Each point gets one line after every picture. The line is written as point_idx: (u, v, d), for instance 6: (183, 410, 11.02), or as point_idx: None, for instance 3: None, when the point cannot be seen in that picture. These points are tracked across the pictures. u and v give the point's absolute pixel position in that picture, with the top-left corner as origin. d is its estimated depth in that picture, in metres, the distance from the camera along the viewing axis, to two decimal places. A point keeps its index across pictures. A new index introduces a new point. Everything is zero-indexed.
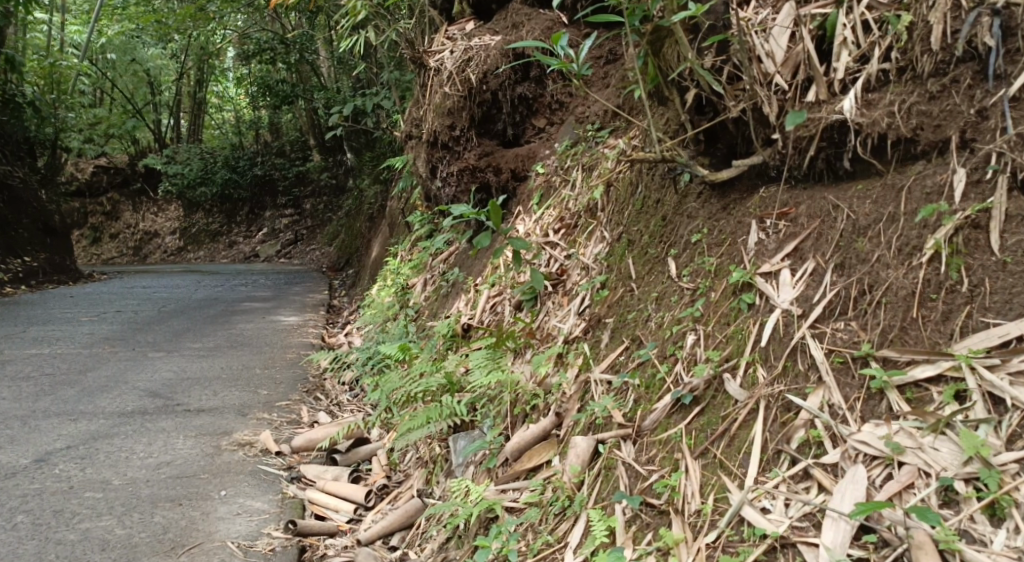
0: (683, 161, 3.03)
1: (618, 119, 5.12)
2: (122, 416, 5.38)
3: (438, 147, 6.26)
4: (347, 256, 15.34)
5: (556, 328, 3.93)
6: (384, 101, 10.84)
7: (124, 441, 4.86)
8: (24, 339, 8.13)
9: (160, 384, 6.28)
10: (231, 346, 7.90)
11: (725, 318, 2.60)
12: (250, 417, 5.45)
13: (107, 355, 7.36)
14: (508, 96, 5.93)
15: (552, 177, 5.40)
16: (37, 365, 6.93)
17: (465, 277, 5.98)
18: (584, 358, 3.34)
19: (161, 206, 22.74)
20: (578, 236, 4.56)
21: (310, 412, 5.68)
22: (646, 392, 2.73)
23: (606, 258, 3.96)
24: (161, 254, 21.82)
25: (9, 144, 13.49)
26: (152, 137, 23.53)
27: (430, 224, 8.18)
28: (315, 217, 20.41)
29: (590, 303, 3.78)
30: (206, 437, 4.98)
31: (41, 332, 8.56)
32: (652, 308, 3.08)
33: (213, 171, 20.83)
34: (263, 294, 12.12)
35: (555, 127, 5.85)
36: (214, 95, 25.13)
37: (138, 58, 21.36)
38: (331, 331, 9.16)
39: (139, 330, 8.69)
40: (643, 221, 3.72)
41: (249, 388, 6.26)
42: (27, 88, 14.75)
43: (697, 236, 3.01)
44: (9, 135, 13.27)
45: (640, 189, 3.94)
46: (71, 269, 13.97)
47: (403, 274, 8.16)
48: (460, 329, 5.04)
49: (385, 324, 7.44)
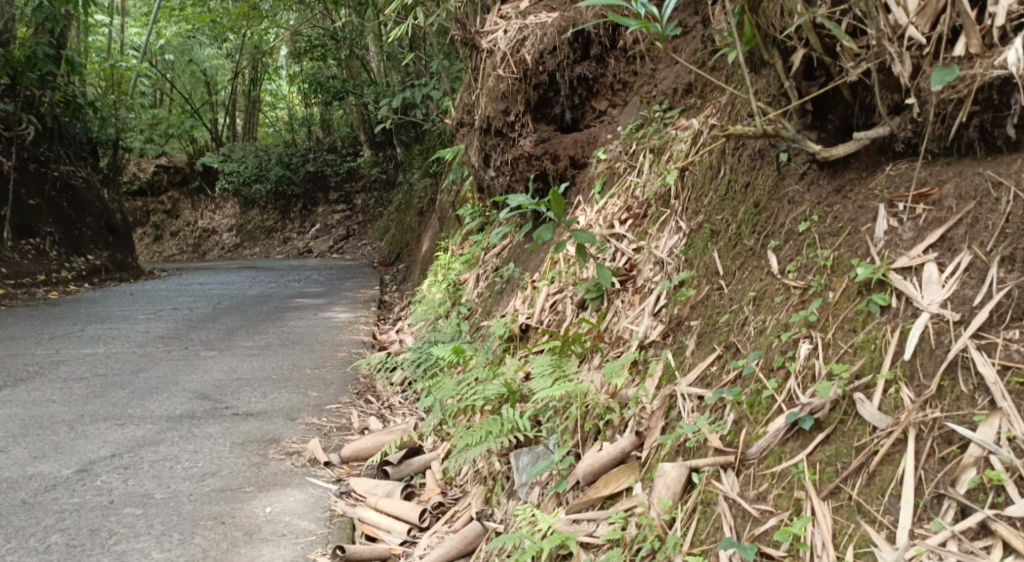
0: (789, 137, 2.56)
1: (689, 97, 4.66)
2: (170, 421, 5.05)
3: (492, 133, 5.82)
4: (398, 251, 15.01)
5: (630, 329, 3.46)
6: (437, 93, 10.49)
7: (170, 449, 4.51)
8: (79, 338, 7.91)
9: (210, 386, 5.96)
10: (283, 344, 7.58)
11: (850, 324, 2.14)
12: (298, 422, 5.10)
13: (159, 355, 7.08)
14: (566, 76, 5.46)
15: (615, 162, 4.94)
16: (90, 365, 6.67)
17: (522, 273, 5.55)
18: (665, 370, 2.89)
19: (217, 204, 22.64)
20: (648, 226, 4.10)
21: (361, 416, 5.31)
22: (749, 412, 2.27)
23: (683, 251, 3.49)
24: (219, 251, 21.79)
25: (72, 144, 13.39)
26: (209, 136, 23.55)
27: (484, 217, 7.77)
28: (367, 212, 20.16)
29: (668, 301, 3.31)
30: (252, 444, 4.63)
31: (98, 330, 8.33)
32: (749, 309, 2.61)
33: (268, 168, 20.69)
34: (316, 290, 11.84)
35: (616, 110, 5.35)
36: (268, 93, 25.14)
37: (194, 58, 21.30)
38: (382, 328, 8.81)
39: (193, 328, 8.43)
40: (730, 207, 3.24)
41: (298, 389, 5.91)
42: (89, 89, 14.67)
43: (805, 225, 2.55)
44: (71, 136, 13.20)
45: (721, 172, 3.47)
46: (132, 267, 13.84)
47: (456, 269, 7.77)
48: (517, 330, 4.61)
49: (438, 322, 7.05)
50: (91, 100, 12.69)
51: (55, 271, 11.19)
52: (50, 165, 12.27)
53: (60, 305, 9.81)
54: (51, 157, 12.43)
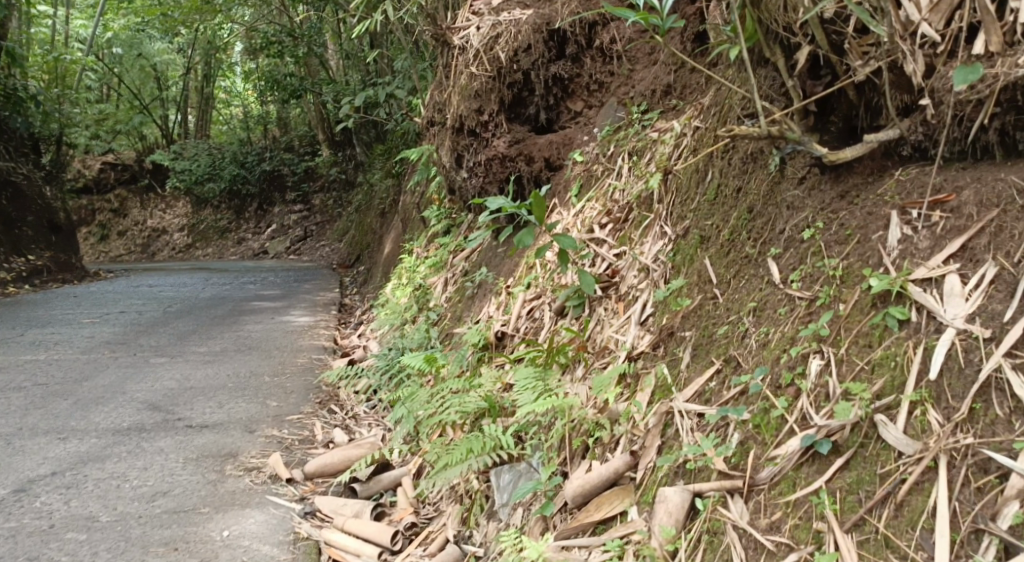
0: (794, 138, 2.41)
1: (669, 98, 4.59)
2: (116, 435, 4.80)
3: (465, 133, 5.64)
4: (358, 252, 14.76)
5: (615, 339, 3.34)
6: (400, 92, 10.30)
7: (117, 466, 4.27)
8: (19, 343, 7.58)
9: (160, 395, 5.70)
10: (239, 350, 7.33)
11: (866, 339, 2.01)
12: (257, 435, 4.87)
13: (106, 362, 6.78)
14: (541, 76, 5.32)
15: (592, 165, 4.83)
16: (31, 374, 6.35)
17: (494, 278, 5.40)
18: (657, 384, 2.77)
19: (168, 203, 22.20)
20: (629, 231, 3.99)
21: (324, 428, 5.10)
22: (757, 433, 2.12)
23: (670, 257, 3.41)
24: (170, 251, 21.29)
25: (12, 140, 12.90)
26: (159, 133, 23.00)
27: (450, 219, 7.62)
28: (326, 212, 19.85)
29: (655, 311, 3.22)
30: (206, 460, 4.40)
31: (39, 336, 7.99)
32: (749, 321, 2.49)
33: (221, 166, 20.41)
34: (273, 292, 11.56)
35: (593, 111, 5.21)
36: (222, 90, 24.69)
37: (145, 52, 20.84)
38: (343, 332, 8.58)
39: (143, 333, 8.14)
40: (720, 213, 3.12)
41: (257, 399, 5.68)
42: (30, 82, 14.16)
43: (809, 232, 2.40)
44: (10, 131, 12.72)
45: (710, 177, 3.35)
46: (76, 267, 13.41)
47: (421, 273, 7.58)
48: (492, 338, 4.44)
49: (403, 328, 6.86)
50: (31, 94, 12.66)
51: None
52: None
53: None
54: None
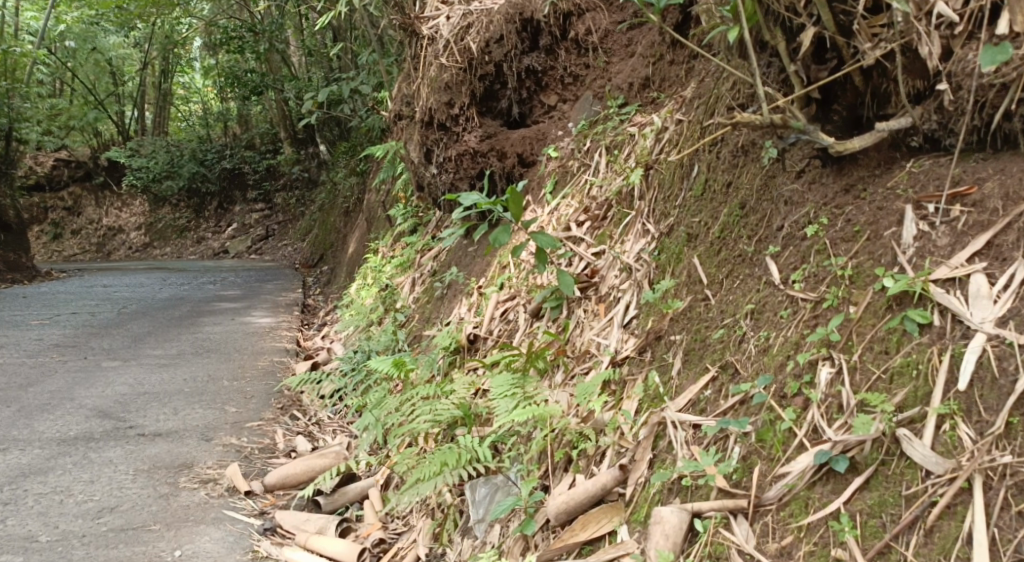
0: (800, 126, 2.26)
1: (648, 92, 4.47)
2: (61, 445, 4.52)
3: (435, 127, 5.41)
4: (322, 252, 14.47)
5: (597, 343, 3.21)
6: (365, 87, 10.08)
7: (59, 480, 4.01)
8: None
9: (111, 402, 5.42)
10: (197, 353, 7.06)
11: (883, 345, 1.95)
12: (214, 443, 4.62)
13: (54, 367, 6.47)
14: (513, 68, 5.14)
15: (568, 161, 4.70)
16: None
17: (465, 278, 5.23)
18: (644, 392, 2.63)
19: (124, 201, 21.68)
20: (609, 229, 3.85)
21: (286, 435, 4.87)
22: (762, 448, 2.02)
23: (655, 256, 3.29)
24: (126, 251, 20.81)
25: None
26: (116, 129, 22.45)
27: (417, 218, 7.42)
28: (288, 211, 19.50)
29: (640, 313, 3.12)
30: (159, 471, 4.15)
31: None
32: (747, 324, 2.32)
33: (180, 163, 19.90)
34: (233, 293, 11.26)
35: (567, 105, 5.05)
36: (180, 86, 24.17)
37: (99, 46, 20.31)
38: (306, 333, 8.34)
39: (95, 335, 7.82)
40: (709, 209, 2.96)
41: (215, 404, 5.42)
42: None
43: (812, 228, 2.27)
44: None
45: (698, 174, 3.20)
46: (26, 267, 12.97)
47: (386, 273, 7.37)
48: (464, 341, 4.28)
49: (369, 329, 6.65)
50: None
51: None
52: None
53: None
54: None
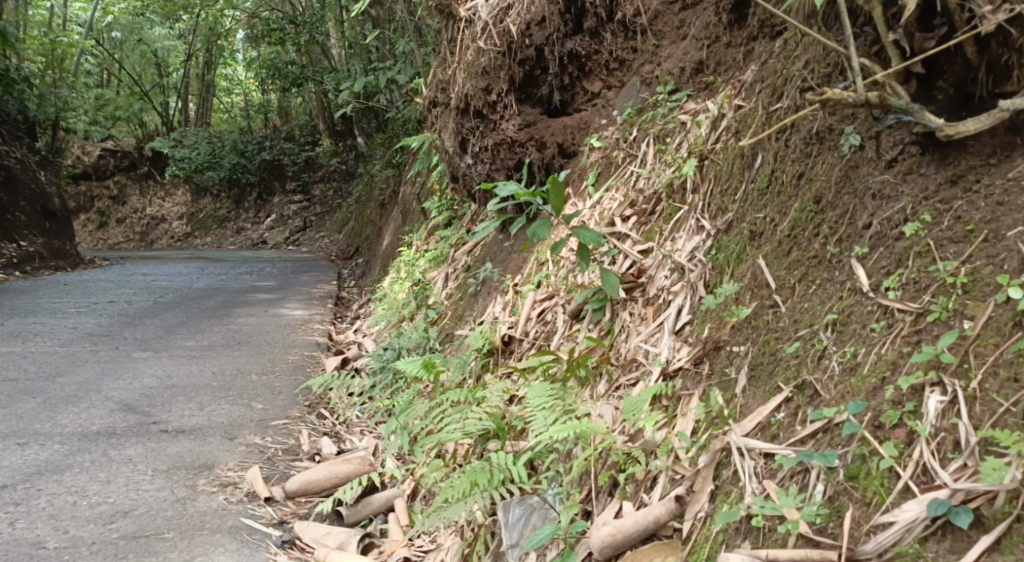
0: (900, 106, 2.07)
1: (699, 78, 4.16)
2: (82, 441, 4.29)
3: (471, 114, 5.12)
4: (357, 244, 14.23)
5: (645, 350, 2.91)
6: (402, 77, 9.83)
7: (75, 479, 3.77)
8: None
9: (137, 395, 5.20)
10: (228, 345, 6.83)
11: (1012, 372, 1.67)
12: (237, 443, 4.37)
13: (85, 357, 6.26)
14: (555, 52, 4.84)
15: (613, 151, 4.40)
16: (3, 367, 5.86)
17: (500, 275, 4.94)
18: (705, 413, 2.27)
19: (167, 190, 21.57)
20: (657, 224, 3.54)
21: (311, 436, 4.60)
22: (861, 493, 1.71)
23: (712, 255, 2.97)
24: (168, 240, 20.70)
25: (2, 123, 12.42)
26: (159, 120, 22.42)
27: (452, 211, 7.19)
28: (325, 203, 19.32)
29: (693, 318, 2.83)
30: (179, 472, 3.89)
31: (21, 325, 7.52)
32: (827, 338, 2.01)
33: (221, 154, 19.86)
34: (268, 284, 11.04)
35: (612, 92, 4.73)
36: (223, 78, 24.14)
37: (144, 37, 20.46)
38: (338, 327, 8.09)
39: (128, 325, 7.63)
40: (776, 203, 2.65)
41: (241, 400, 5.17)
42: (26, 64, 13.67)
43: (912, 227, 2.01)
44: None
45: (762, 164, 2.86)
46: (69, 255, 12.88)
47: (420, 267, 7.10)
48: (498, 343, 4.00)
49: (400, 326, 6.38)
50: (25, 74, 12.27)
51: None
52: None
53: None
54: None
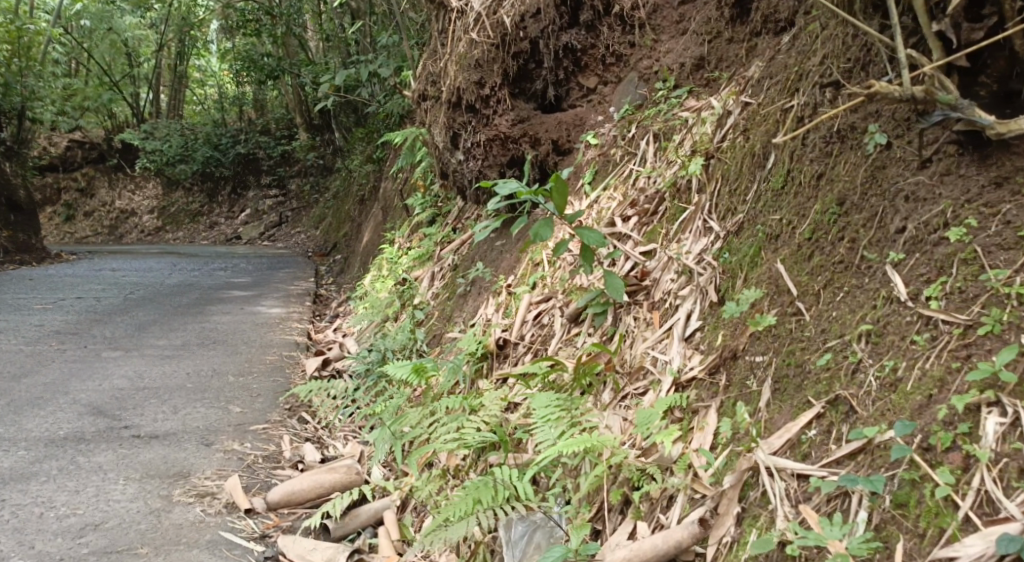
0: (951, 100, 2.04)
1: (700, 73, 4.02)
2: (49, 447, 4.10)
3: (462, 109, 4.98)
4: (335, 240, 14.01)
5: (652, 357, 2.79)
6: (382, 70, 9.64)
7: (41, 489, 3.58)
8: None
9: (107, 397, 5.00)
10: (203, 344, 6.63)
11: None
12: (215, 449, 4.20)
13: (52, 356, 6.05)
14: (551, 45, 4.69)
15: (610, 149, 4.28)
16: None
17: (491, 276, 4.81)
18: (732, 430, 2.15)
19: (138, 183, 21.21)
20: (659, 226, 3.43)
21: (295, 442, 4.44)
22: (913, 523, 1.70)
23: (724, 259, 2.83)
24: (139, 234, 20.34)
25: None
26: (130, 112, 22.00)
27: (436, 208, 7.08)
28: (302, 198, 19.05)
29: (704, 326, 2.72)
30: (152, 481, 3.72)
31: None
32: (861, 349, 1.99)
33: (194, 148, 19.53)
34: (244, 280, 10.82)
35: (609, 88, 4.60)
36: (196, 70, 23.75)
37: (115, 26, 20.20)
38: (318, 325, 7.92)
39: (98, 323, 7.41)
40: (793, 204, 2.51)
41: (218, 403, 5.00)
42: None
43: (958, 232, 1.98)
44: None
45: (777, 162, 2.72)
46: (37, 249, 12.58)
47: (403, 265, 6.93)
48: (493, 346, 3.87)
49: (384, 326, 6.23)
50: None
51: None
52: None
53: None
54: None
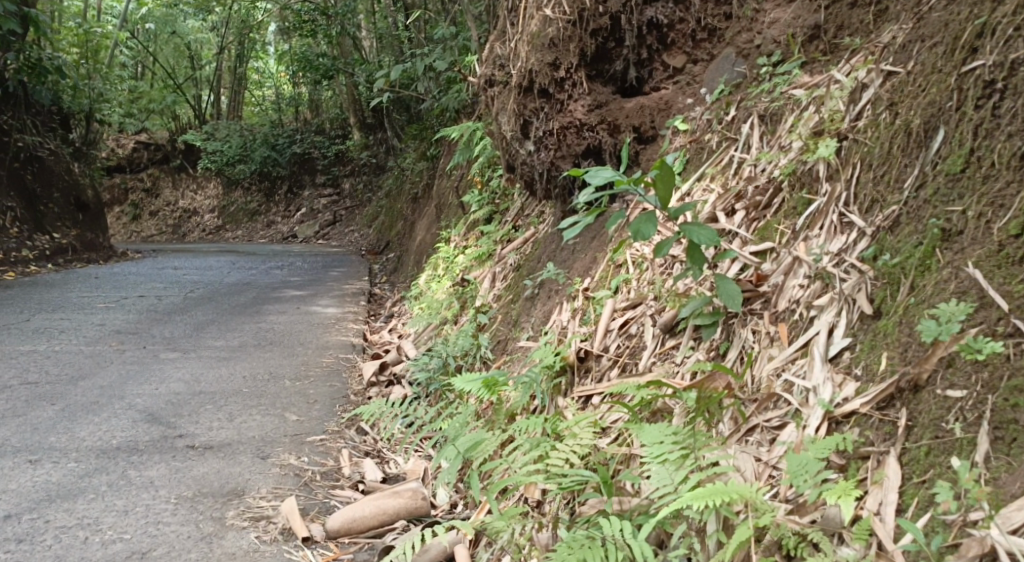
0: None
1: (811, 48, 3.50)
2: (99, 458, 3.67)
3: (535, 94, 4.36)
4: (388, 239, 13.64)
5: (785, 382, 2.27)
6: (440, 63, 9.20)
7: (88, 508, 3.15)
8: (20, 329, 6.55)
9: (162, 402, 4.59)
10: (259, 346, 6.23)
11: None
12: (271, 463, 3.75)
13: (110, 357, 5.68)
14: (633, 21, 4.16)
15: (705, 134, 3.74)
16: (26, 368, 5.31)
17: (565, 276, 4.29)
18: (956, 500, 1.71)
19: (200, 184, 20.97)
20: (773, 221, 2.91)
21: (353, 456, 3.97)
22: None
23: (890, 270, 2.25)
24: (199, 233, 20.18)
25: (42, 114, 11.76)
26: (191, 113, 22.00)
27: (494, 205, 6.63)
28: (354, 197, 18.75)
29: (854, 346, 2.19)
30: (206, 500, 3.28)
31: (48, 321, 6.98)
32: None
33: (252, 148, 19.44)
34: (298, 279, 10.45)
35: (700, 66, 4.08)
36: (253, 72, 23.70)
37: (178, 30, 20.26)
38: (374, 326, 7.49)
39: (158, 322, 7.06)
40: (988, 188, 2.10)
41: (273, 410, 4.56)
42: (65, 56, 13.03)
43: None
44: (39, 103, 11.62)
45: (947, 140, 2.29)
46: (104, 249, 12.44)
47: (461, 264, 6.45)
48: (573, 359, 3.35)
49: (441, 329, 5.76)
50: (59, 65, 11.14)
51: (13, 248, 9.94)
52: (13, 134, 10.82)
53: (10, 292, 8.44)
54: (17, 126, 10.97)
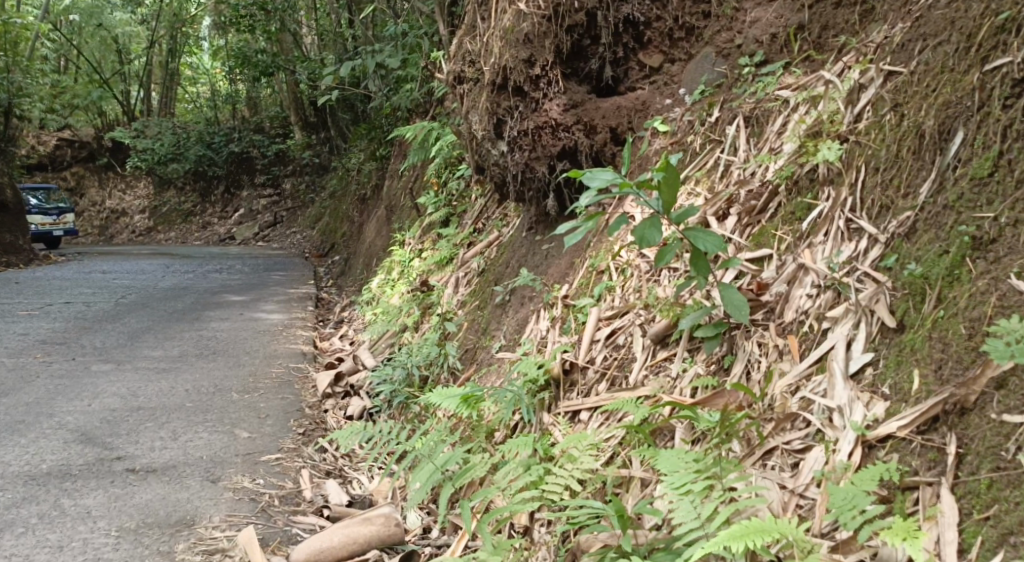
0: None
1: (795, 47, 3.37)
2: (28, 486, 3.39)
3: (509, 91, 4.19)
4: (334, 241, 13.31)
5: (805, 402, 2.12)
6: (386, 60, 8.93)
7: (16, 545, 2.89)
8: None
9: (98, 421, 4.30)
10: (202, 355, 5.93)
11: None
12: (222, 486, 3.50)
13: (36, 370, 5.34)
14: (609, 18, 4.00)
15: (686, 136, 3.60)
16: None
17: (538, 282, 4.10)
18: None
19: (128, 183, 20.57)
20: (769, 227, 2.76)
21: (316, 478, 3.74)
22: None
23: (909, 281, 2.14)
24: (131, 235, 19.51)
25: None
26: (121, 110, 21.35)
27: (450, 208, 6.44)
28: (296, 197, 18.32)
29: (879, 364, 2.07)
30: (151, 532, 3.03)
31: None
32: None
33: (186, 146, 18.87)
34: (238, 283, 10.09)
35: (678, 65, 3.94)
36: (189, 69, 23.07)
37: (105, 22, 20.04)
38: (323, 332, 7.22)
39: (87, 331, 6.70)
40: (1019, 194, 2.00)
41: (222, 427, 4.30)
42: None
43: None
44: None
45: (966, 143, 2.19)
46: (24, 251, 11.85)
47: (417, 268, 6.24)
48: (557, 372, 3.15)
49: (400, 337, 5.55)
50: None
51: None
52: None
53: None
54: None
